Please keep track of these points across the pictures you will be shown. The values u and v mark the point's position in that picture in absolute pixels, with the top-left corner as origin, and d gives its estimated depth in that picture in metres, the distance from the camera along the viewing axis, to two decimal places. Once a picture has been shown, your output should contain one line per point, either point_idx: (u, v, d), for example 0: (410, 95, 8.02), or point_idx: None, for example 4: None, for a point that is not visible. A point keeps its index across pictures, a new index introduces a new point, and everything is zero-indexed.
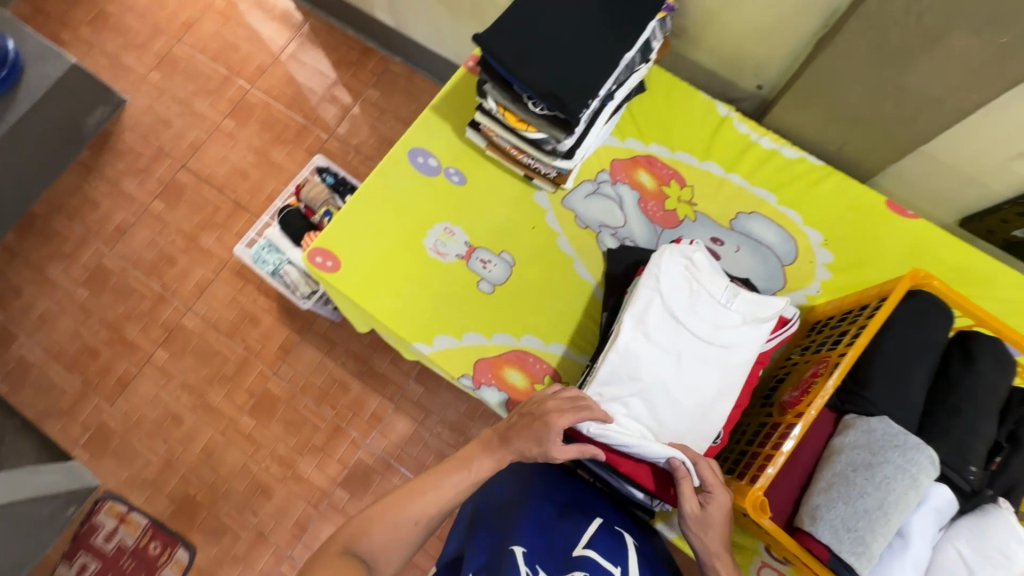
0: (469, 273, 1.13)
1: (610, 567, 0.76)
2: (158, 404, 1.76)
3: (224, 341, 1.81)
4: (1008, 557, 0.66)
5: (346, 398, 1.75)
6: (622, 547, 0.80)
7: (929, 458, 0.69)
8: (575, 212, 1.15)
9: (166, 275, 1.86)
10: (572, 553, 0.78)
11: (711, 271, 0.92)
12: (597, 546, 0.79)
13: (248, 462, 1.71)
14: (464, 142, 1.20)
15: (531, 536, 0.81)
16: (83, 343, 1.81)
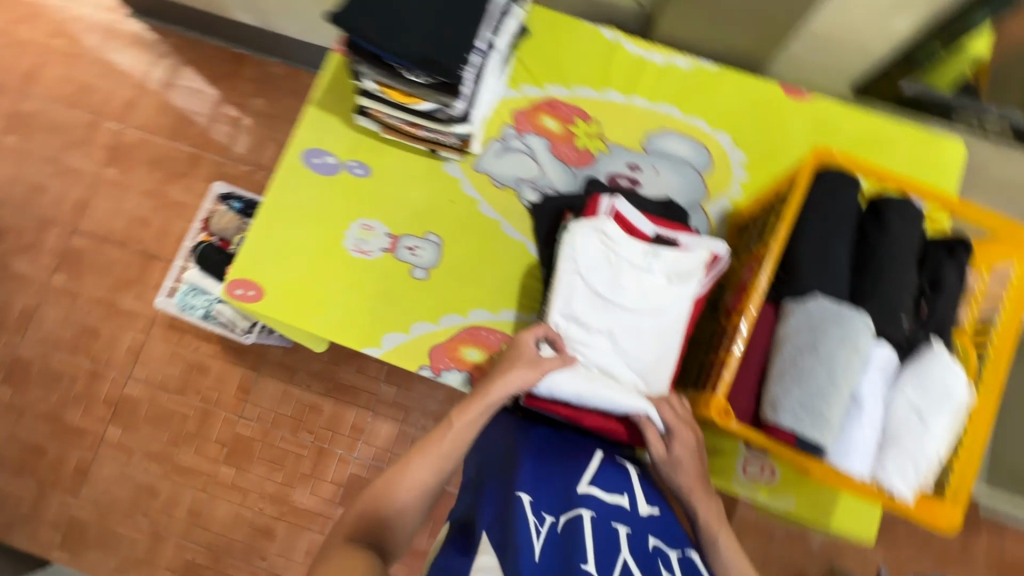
0: (399, 264, 1.09)
1: (618, 501, 0.71)
2: (128, 480, 1.66)
3: (178, 398, 1.71)
4: (949, 392, 0.72)
5: (323, 420, 1.70)
6: (625, 481, 0.75)
7: (862, 323, 0.73)
8: (489, 174, 1.12)
9: (92, 349, 1.71)
10: (576, 492, 0.71)
11: (627, 239, 0.86)
12: (602, 482, 0.73)
13: (240, 509, 1.65)
14: (359, 131, 1.13)
15: (531, 480, 0.72)
16: (25, 443, 1.67)
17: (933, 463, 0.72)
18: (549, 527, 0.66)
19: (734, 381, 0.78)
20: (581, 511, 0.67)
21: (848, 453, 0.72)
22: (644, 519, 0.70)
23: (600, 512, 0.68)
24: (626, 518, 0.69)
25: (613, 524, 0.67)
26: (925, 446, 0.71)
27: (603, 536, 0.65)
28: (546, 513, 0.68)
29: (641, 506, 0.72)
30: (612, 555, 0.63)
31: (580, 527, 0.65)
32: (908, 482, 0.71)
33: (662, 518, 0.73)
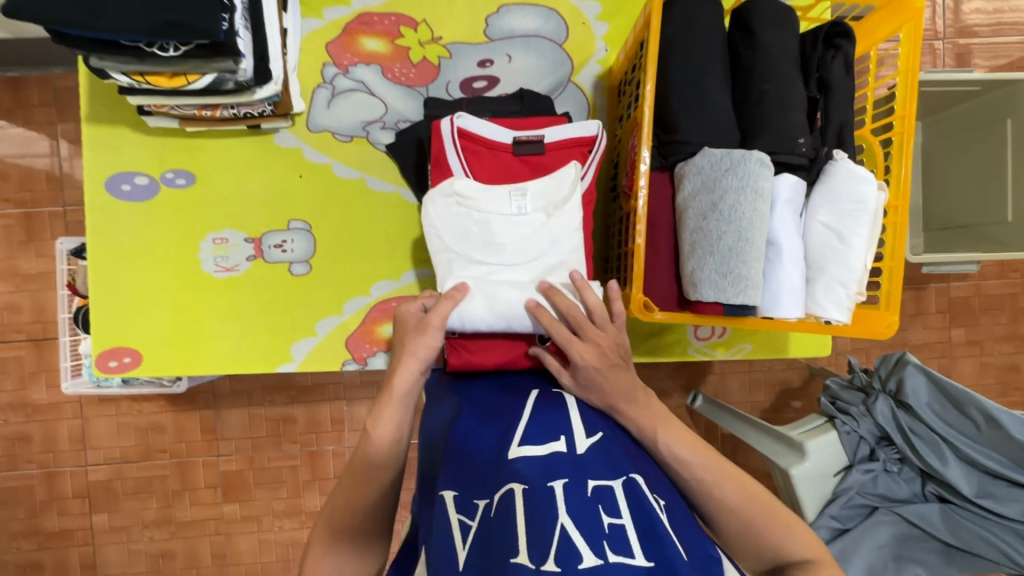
0: (273, 267, 0.95)
1: (552, 449, 0.60)
2: (138, 557, 1.40)
3: (148, 465, 1.39)
4: (862, 201, 0.67)
5: (300, 427, 1.39)
6: (562, 419, 0.65)
7: (758, 160, 0.64)
8: (329, 130, 0.95)
9: (31, 452, 1.37)
10: (503, 459, 0.59)
11: (485, 189, 0.76)
12: (530, 435, 0.61)
13: (262, 535, 1.41)
14: (158, 133, 0.92)
15: (454, 465, 0.61)
16: (13, 564, 1.40)
17: (863, 276, 0.69)
18: (480, 516, 0.55)
19: (648, 270, 0.72)
20: (510, 484, 0.56)
21: (780, 300, 0.69)
22: (588, 456, 0.59)
23: (533, 474, 0.56)
24: (565, 466, 0.57)
25: (549, 484, 0.55)
26: (849, 264, 0.68)
27: (539, 505, 0.53)
28: (476, 501, 0.57)
29: (583, 442, 0.61)
30: (552, 522, 0.51)
31: (511, 507, 0.53)
32: (843, 305, 0.69)
33: (610, 444, 0.62)
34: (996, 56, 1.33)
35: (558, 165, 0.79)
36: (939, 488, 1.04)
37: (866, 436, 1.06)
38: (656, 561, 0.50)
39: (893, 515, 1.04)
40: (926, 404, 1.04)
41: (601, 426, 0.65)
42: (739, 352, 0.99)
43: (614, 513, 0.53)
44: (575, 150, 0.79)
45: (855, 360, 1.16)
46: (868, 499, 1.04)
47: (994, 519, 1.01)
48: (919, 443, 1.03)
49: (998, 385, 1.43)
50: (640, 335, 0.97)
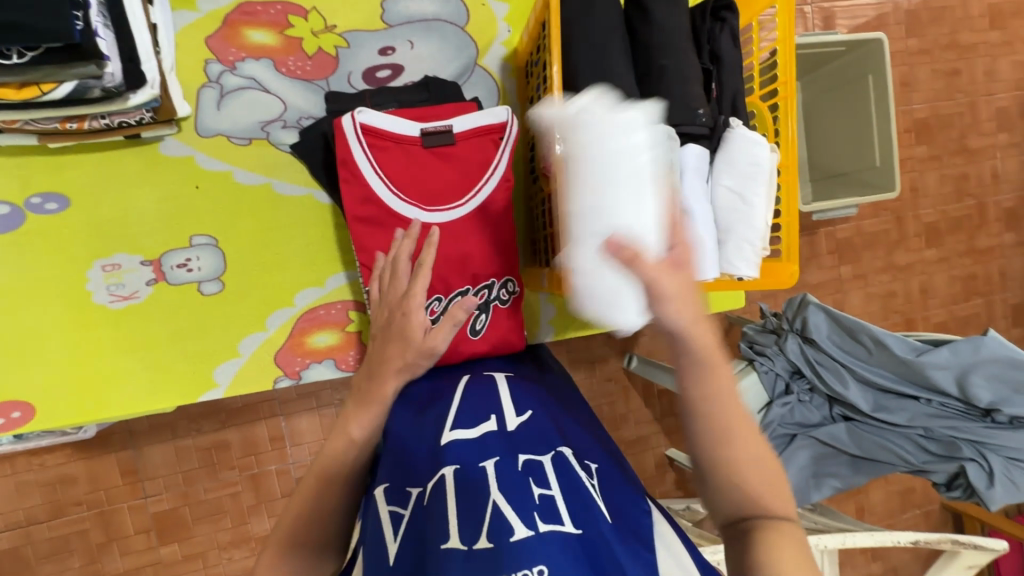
0: (179, 290, 0.87)
1: (482, 430, 0.63)
2: None
3: (61, 523, 1.25)
4: (757, 163, 0.72)
5: (236, 452, 1.30)
6: (493, 401, 0.69)
7: (664, 134, 0.68)
8: (223, 133, 0.87)
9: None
10: (437, 446, 0.62)
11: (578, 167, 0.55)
12: (462, 420, 0.65)
13: (209, 572, 1.31)
14: (14, 152, 0.80)
15: (390, 463, 0.64)
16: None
17: (767, 233, 0.75)
18: (414, 504, 0.59)
19: None
20: (443, 470, 0.58)
21: (699, 262, 0.73)
22: (517, 433, 0.63)
23: (464, 459, 0.59)
24: (495, 444, 0.61)
25: (480, 464, 0.58)
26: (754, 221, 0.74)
27: (469, 487, 0.56)
28: (410, 490, 0.60)
29: (513, 421, 0.65)
30: (484, 502, 0.55)
31: (442, 493, 0.56)
32: (753, 260, 0.75)
33: (540, 421, 0.66)
34: (853, 17, 1.47)
35: (471, 154, 0.78)
36: (844, 409, 1.18)
37: (780, 372, 1.18)
38: (584, 527, 0.54)
39: (809, 439, 1.17)
40: (826, 337, 1.16)
41: (532, 404, 0.69)
42: None
43: (544, 485, 0.57)
44: (487, 138, 0.78)
45: (765, 306, 1.28)
46: (787, 428, 1.17)
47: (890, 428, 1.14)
48: (823, 372, 1.16)
49: (880, 310, 1.62)
50: None
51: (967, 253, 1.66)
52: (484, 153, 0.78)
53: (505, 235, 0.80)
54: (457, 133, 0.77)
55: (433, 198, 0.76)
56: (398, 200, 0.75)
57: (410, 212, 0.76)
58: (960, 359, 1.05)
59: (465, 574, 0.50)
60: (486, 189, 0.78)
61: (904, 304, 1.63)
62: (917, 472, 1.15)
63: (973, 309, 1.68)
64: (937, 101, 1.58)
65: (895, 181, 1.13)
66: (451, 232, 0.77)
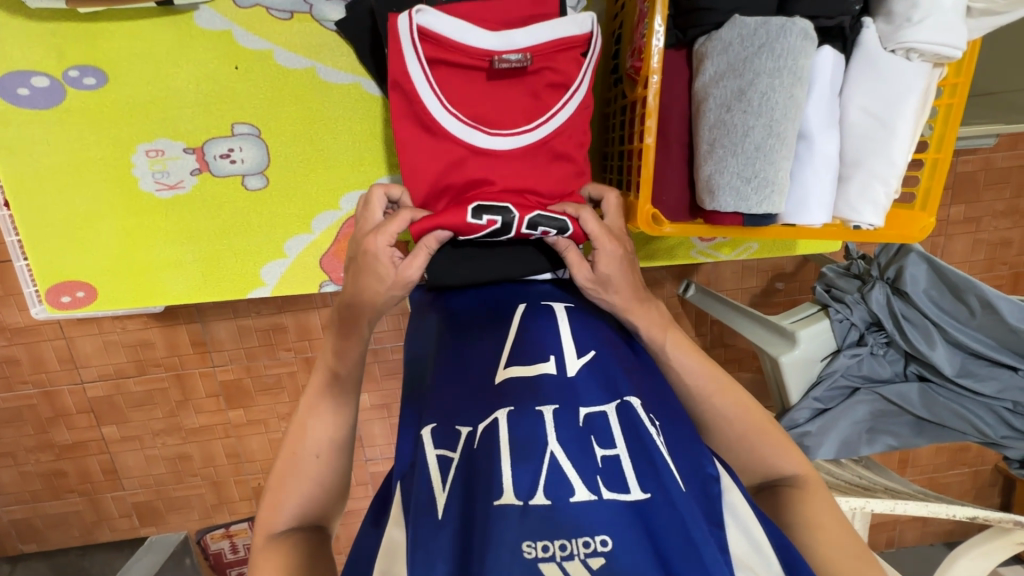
0: (224, 183, 0.82)
1: (540, 371, 0.52)
2: (157, 460, 1.38)
3: (145, 379, 1.30)
4: (907, 85, 0.57)
5: (293, 334, 1.28)
6: (554, 333, 0.56)
7: (801, 32, 0.52)
8: (262, 4, 0.76)
9: (23, 372, 1.27)
10: (489, 384, 0.53)
11: None
12: (520, 355, 0.54)
13: (272, 435, 1.38)
14: (46, 16, 0.73)
15: (438, 397, 0.54)
16: (35, 473, 1.37)
17: (903, 171, 0.60)
18: (464, 448, 0.49)
19: (656, 177, 0.62)
20: (497, 413, 0.49)
21: (806, 206, 0.60)
22: (581, 380, 0.52)
23: (521, 401, 0.50)
24: (552, 389, 0.51)
25: (537, 409, 0.49)
26: (889, 159, 0.59)
27: (526, 437, 0.47)
28: (459, 429, 0.51)
29: (574, 363, 0.54)
30: (540, 453, 0.46)
31: (495, 439, 0.47)
32: (879, 206, 0.61)
33: (606, 365, 0.54)
34: None
35: (547, 71, 0.67)
36: (921, 368, 1.03)
37: (857, 323, 1.03)
38: (653, 492, 0.45)
39: (873, 395, 1.05)
40: (923, 290, 0.99)
41: (595, 343, 0.57)
42: (745, 252, 0.94)
43: (607, 443, 0.47)
44: (568, 53, 0.67)
45: (854, 246, 1.12)
46: (851, 380, 1.05)
47: (973, 398, 1.01)
48: (909, 328, 1.00)
49: (986, 262, 1.40)
50: (641, 239, 0.90)
51: None
52: (563, 72, 0.67)
53: (578, 162, 0.69)
54: (534, 46, 0.66)
55: (502, 119, 0.67)
56: (454, 118, 0.66)
57: (473, 134, 0.66)
58: None
59: (522, 533, 0.42)
60: (563, 114, 0.68)
61: (1018, 255, 1.39)
62: (990, 445, 1.06)
63: None
64: None
65: None
66: (518, 159, 0.67)
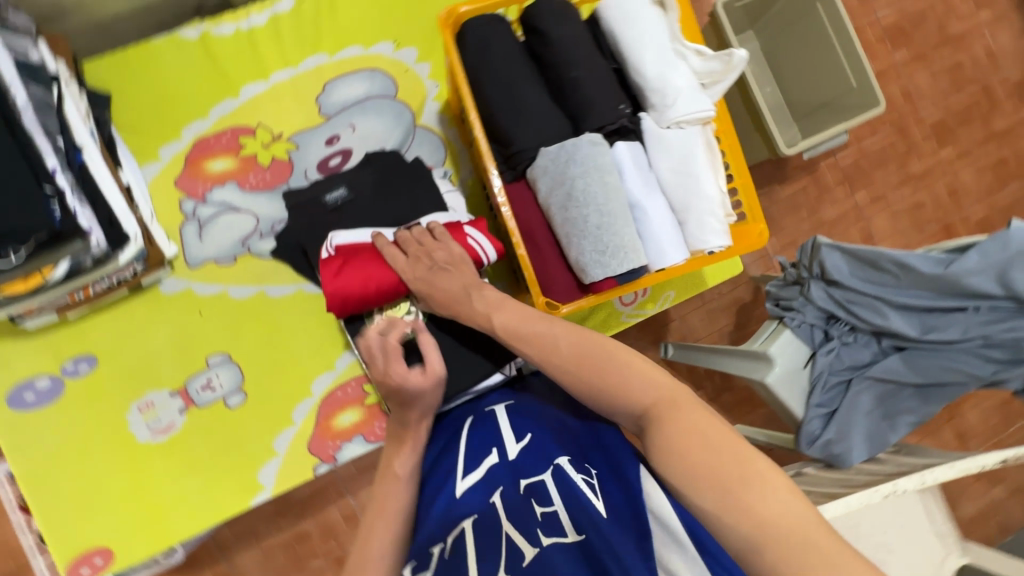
0: (208, 409, 0.93)
1: (488, 466, 0.63)
2: None
3: None
4: (688, 145, 0.75)
5: (315, 544, 1.26)
6: (494, 435, 0.68)
7: (589, 142, 0.71)
8: (211, 259, 0.94)
9: None
10: (451, 500, 0.62)
11: None
12: (469, 465, 0.65)
13: None
14: (41, 332, 0.89)
15: (424, 532, 0.61)
16: None
17: (722, 200, 0.76)
18: (437, 560, 0.57)
19: (542, 273, 0.76)
20: (462, 523, 0.58)
21: (663, 250, 0.74)
22: (521, 460, 0.62)
23: (476, 503, 0.59)
24: (500, 477, 0.61)
25: (489, 501, 0.58)
26: (703, 194, 0.75)
27: (485, 528, 0.55)
28: (431, 550, 0.58)
29: (513, 448, 0.64)
30: (496, 536, 0.54)
31: (462, 545, 0.55)
32: (719, 230, 0.75)
33: (540, 439, 0.64)
34: None
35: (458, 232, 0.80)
36: (893, 340, 1.15)
37: (812, 321, 1.17)
38: (587, 531, 0.51)
39: (867, 379, 1.17)
40: (848, 274, 1.14)
41: (529, 426, 0.67)
42: (668, 301, 1.04)
43: (546, 502, 0.55)
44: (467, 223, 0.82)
45: (785, 259, 1.30)
46: (840, 375, 1.18)
47: (948, 347, 1.12)
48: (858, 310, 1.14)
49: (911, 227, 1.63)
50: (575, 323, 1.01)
51: (988, 138, 1.66)
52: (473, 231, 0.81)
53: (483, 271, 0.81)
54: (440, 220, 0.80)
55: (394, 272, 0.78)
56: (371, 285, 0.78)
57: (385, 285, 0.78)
58: (992, 259, 1.03)
59: None
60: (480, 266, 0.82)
61: (937, 212, 1.63)
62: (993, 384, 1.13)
63: (1011, 194, 1.67)
64: (884, 20, 1.59)
65: (878, 98, 1.15)
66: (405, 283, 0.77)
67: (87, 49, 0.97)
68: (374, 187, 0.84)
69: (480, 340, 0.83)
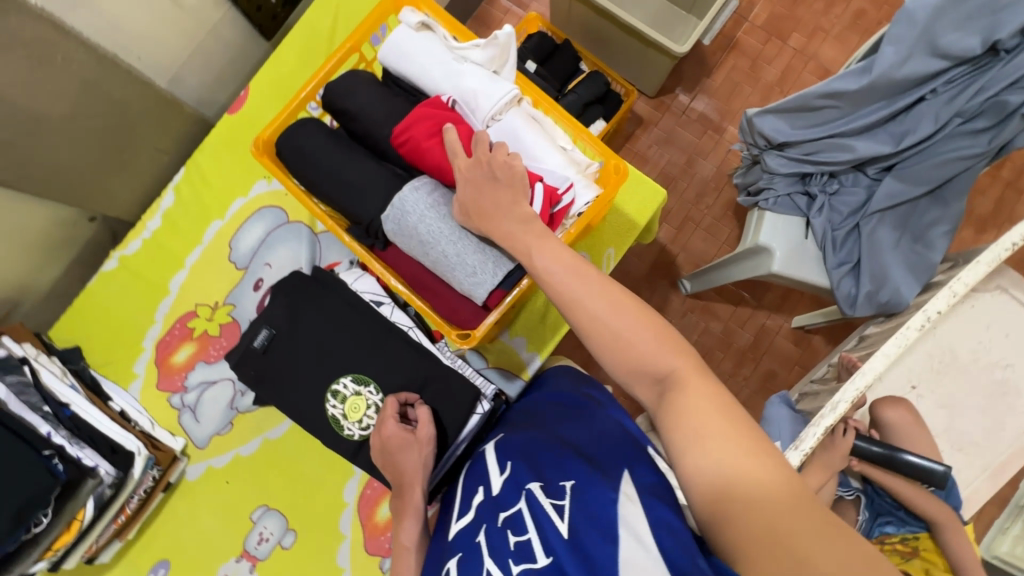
0: (270, 560, 1.00)
1: (477, 505, 0.66)
2: None
3: None
4: (514, 130, 0.77)
5: None
6: (484, 471, 0.71)
7: (413, 190, 0.74)
8: (212, 434, 1.04)
9: None
10: (447, 544, 0.65)
11: None
12: (463, 510, 0.68)
13: None
14: (117, 559, 1.01)
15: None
16: None
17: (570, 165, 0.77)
18: None
19: (450, 309, 0.79)
20: (449, 565, 0.61)
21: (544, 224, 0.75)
22: (501, 492, 0.64)
23: (464, 543, 0.62)
24: (485, 513, 0.63)
25: (474, 540, 0.61)
26: (551, 166, 0.75)
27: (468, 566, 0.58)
28: None
29: (497, 481, 0.66)
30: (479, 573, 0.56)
31: None
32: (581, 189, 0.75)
33: (517, 469, 0.65)
34: None
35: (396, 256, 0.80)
36: (879, 165, 1.16)
37: (789, 190, 1.28)
38: (552, 553, 0.52)
39: (872, 215, 1.19)
40: (791, 130, 1.19)
41: (511, 455, 0.69)
42: (611, 257, 1.00)
43: (521, 531, 0.56)
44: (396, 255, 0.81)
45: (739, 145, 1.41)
46: (844, 226, 1.22)
47: (931, 141, 1.05)
48: (820, 155, 1.19)
49: (864, 39, 1.54)
50: (536, 325, 1.00)
51: None
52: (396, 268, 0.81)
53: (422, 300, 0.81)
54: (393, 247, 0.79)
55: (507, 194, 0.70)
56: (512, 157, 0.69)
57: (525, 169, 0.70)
58: (908, 42, 0.92)
59: None
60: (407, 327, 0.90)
61: (878, 10, 1.52)
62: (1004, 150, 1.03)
63: None
64: None
65: None
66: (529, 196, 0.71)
67: (54, 316, 1.13)
68: (286, 311, 0.87)
69: (438, 397, 0.85)
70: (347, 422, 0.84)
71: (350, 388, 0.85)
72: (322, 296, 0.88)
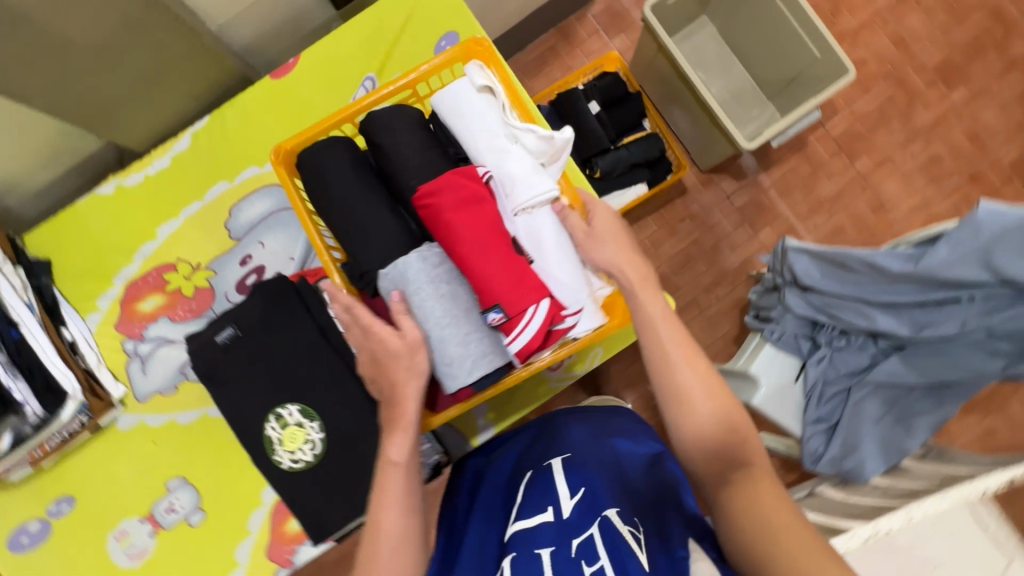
0: (173, 531, 1.00)
1: (540, 519, 0.65)
2: None
3: None
4: (544, 232, 0.72)
5: None
6: (548, 486, 0.69)
7: (419, 259, 0.71)
8: (154, 392, 1.02)
9: None
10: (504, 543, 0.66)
11: None
12: (524, 511, 0.67)
13: None
14: (26, 482, 1.00)
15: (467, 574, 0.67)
16: None
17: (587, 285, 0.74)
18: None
19: None
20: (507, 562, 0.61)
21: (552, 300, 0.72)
22: (572, 517, 0.64)
23: (522, 548, 0.62)
24: (549, 533, 0.62)
25: (536, 551, 0.61)
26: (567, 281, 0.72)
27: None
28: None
29: (567, 503, 0.66)
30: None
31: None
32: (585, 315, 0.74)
33: (594, 493, 0.66)
34: None
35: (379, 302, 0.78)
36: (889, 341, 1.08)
37: (796, 332, 1.16)
38: None
39: (868, 385, 1.10)
40: (821, 278, 1.10)
41: (583, 477, 0.69)
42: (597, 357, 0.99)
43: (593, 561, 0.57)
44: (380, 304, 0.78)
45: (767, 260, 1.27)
46: (837, 384, 1.13)
47: (948, 339, 1.01)
48: (839, 312, 1.10)
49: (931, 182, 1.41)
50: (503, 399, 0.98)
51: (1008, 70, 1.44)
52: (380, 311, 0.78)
53: None
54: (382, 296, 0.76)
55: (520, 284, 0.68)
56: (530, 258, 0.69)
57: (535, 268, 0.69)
58: (963, 249, 0.90)
59: None
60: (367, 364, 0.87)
61: (958, 162, 1.41)
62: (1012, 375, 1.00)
63: None
64: None
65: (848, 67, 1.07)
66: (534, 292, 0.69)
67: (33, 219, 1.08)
68: (261, 318, 0.84)
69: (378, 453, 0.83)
70: (280, 448, 0.85)
71: (294, 416, 0.85)
72: (298, 313, 0.85)
